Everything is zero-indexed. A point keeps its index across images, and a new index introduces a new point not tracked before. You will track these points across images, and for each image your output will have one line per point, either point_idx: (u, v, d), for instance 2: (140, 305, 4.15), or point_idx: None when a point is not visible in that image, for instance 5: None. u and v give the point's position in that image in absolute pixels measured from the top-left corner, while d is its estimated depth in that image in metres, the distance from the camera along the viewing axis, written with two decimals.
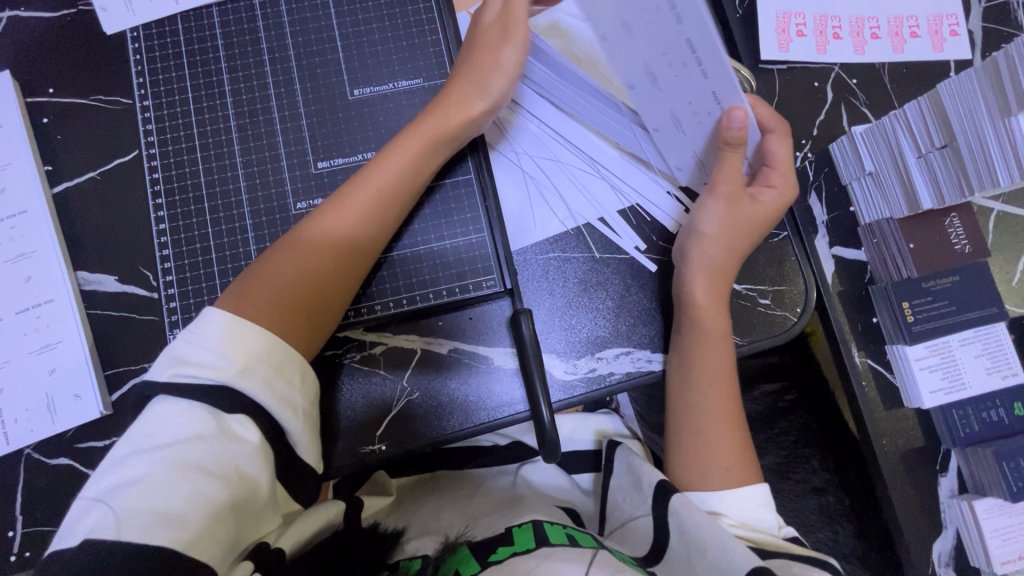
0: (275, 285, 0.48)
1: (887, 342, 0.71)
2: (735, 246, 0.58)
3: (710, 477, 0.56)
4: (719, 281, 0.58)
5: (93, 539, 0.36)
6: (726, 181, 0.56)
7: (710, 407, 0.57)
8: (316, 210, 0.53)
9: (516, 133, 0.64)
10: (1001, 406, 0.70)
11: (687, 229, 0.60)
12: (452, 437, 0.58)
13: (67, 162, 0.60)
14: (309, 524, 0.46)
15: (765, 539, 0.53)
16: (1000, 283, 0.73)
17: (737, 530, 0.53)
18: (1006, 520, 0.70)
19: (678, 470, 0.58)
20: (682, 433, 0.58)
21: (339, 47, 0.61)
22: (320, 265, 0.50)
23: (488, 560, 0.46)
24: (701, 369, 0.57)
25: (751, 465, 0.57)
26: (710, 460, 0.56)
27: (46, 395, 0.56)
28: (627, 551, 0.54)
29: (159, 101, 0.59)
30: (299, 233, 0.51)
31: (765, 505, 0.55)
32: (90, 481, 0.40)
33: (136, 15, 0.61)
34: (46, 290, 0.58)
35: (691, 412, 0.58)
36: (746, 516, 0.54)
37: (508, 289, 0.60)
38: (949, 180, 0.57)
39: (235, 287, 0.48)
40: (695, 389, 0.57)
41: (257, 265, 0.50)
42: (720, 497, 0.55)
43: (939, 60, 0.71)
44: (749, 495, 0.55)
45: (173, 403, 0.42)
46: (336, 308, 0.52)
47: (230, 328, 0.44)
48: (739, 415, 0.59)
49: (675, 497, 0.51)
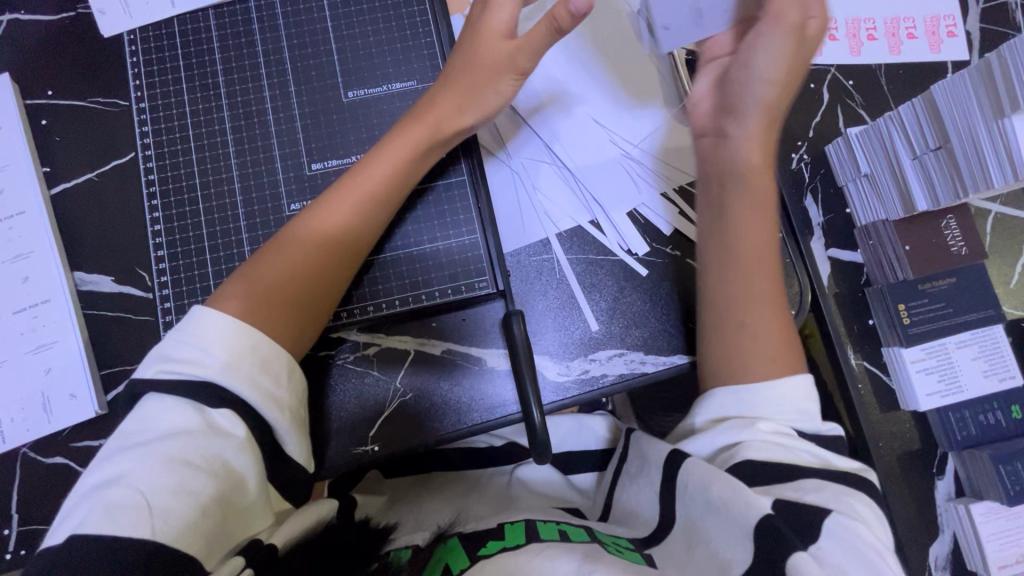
0: (260, 284, 0.48)
1: (883, 344, 0.70)
2: (783, 98, 0.58)
3: (754, 369, 0.51)
4: (757, 176, 0.56)
5: (75, 536, 0.35)
6: (787, 10, 0.54)
7: (761, 292, 0.54)
8: (312, 214, 0.52)
9: (511, 135, 0.64)
10: (999, 409, 0.69)
11: (732, 82, 0.58)
12: (445, 438, 0.58)
13: (65, 163, 0.61)
14: (306, 514, 0.46)
15: (793, 460, 0.46)
16: (998, 285, 0.73)
17: (768, 429, 0.48)
18: (1003, 524, 0.69)
19: (716, 379, 0.53)
20: (723, 326, 0.54)
21: (333, 49, 0.61)
22: (304, 262, 0.50)
23: (477, 555, 0.45)
24: (744, 245, 0.55)
25: (795, 355, 0.53)
26: (754, 351, 0.52)
27: (42, 394, 0.57)
28: (629, 536, 0.50)
29: (155, 103, 0.60)
30: (284, 233, 0.51)
31: (808, 397, 0.50)
32: (78, 486, 0.39)
33: (133, 18, 0.61)
34: (42, 290, 0.58)
35: (740, 300, 0.54)
36: (776, 412, 0.49)
37: (501, 291, 0.60)
38: (943, 181, 0.57)
39: (226, 285, 0.49)
40: (746, 269, 0.55)
41: (259, 270, 0.49)
42: (748, 402, 0.50)
43: (937, 61, 0.71)
44: (790, 385, 0.50)
45: (160, 401, 0.42)
46: (325, 303, 0.52)
47: (213, 325, 0.44)
48: (782, 299, 0.56)
49: (690, 463, 0.47)
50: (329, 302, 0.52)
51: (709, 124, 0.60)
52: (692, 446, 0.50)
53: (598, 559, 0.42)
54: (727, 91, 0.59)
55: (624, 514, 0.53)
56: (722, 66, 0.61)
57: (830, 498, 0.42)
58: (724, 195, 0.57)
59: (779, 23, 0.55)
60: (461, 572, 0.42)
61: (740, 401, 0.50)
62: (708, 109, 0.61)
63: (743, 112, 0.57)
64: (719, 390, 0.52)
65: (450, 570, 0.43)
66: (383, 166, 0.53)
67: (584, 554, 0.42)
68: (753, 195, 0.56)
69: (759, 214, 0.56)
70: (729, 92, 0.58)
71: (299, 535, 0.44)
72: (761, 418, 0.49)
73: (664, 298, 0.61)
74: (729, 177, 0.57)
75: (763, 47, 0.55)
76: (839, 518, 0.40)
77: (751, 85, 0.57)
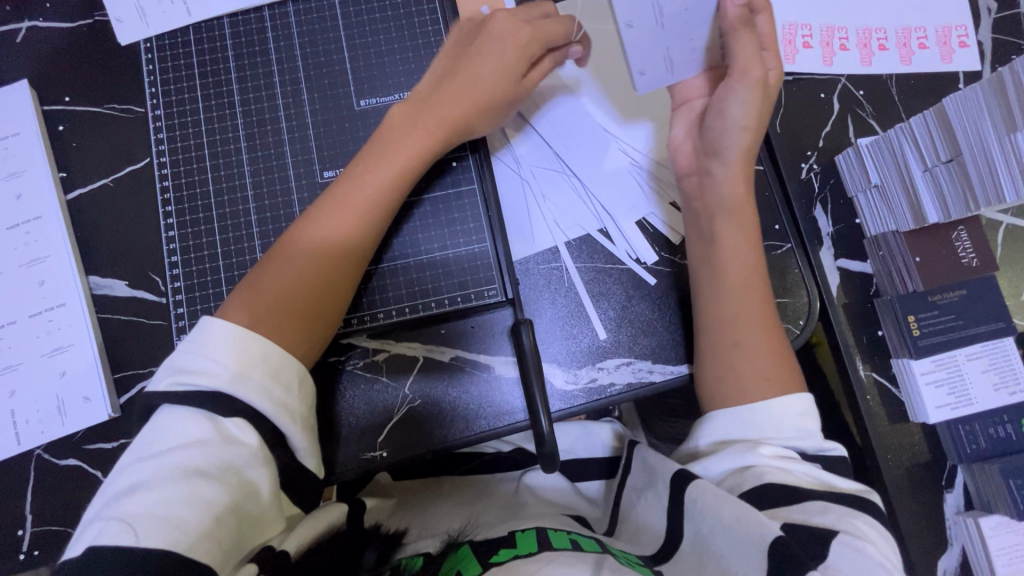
0: (265, 297, 0.48)
1: (892, 355, 0.70)
2: (757, 138, 0.57)
3: (748, 389, 0.53)
4: (739, 211, 0.57)
5: (97, 547, 0.36)
6: (749, 65, 0.53)
7: (752, 312, 0.55)
8: (310, 223, 0.51)
9: (521, 144, 0.65)
10: (1009, 422, 0.69)
11: (710, 129, 0.57)
12: (453, 445, 0.59)
13: (81, 169, 0.62)
14: (314, 522, 0.47)
15: (797, 482, 0.47)
16: (1009, 297, 0.72)
17: (768, 452, 0.49)
18: (1012, 538, 0.69)
19: (714, 403, 0.55)
20: (716, 346, 0.55)
21: (346, 58, 0.62)
22: (310, 274, 0.50)
23: (490, 562, 0.45)
24: (734, 269, 0.56)
25: (791, 372, 0.54)
26: (748, 370, 0.54)
27: (57, 397, 0.58)
28: (632, 550, 0.50)
29: (170, 110, 0.61)
30: (286, 244, 0.50)
31: (805, 414, 0.52)
32: (99, 494, 0.40)
33: (149, 26, 0.62)
34: (59, 294, 0.59)
35: (730, 321, 0.55)
36: (772, 430, 0.51)
37: (510, 299, 0.60)
38: (955, 194, 0.57)
39: (233, 297, 0.49)
40: (736, 292, 0.56)
41: (263, 280, 0.49)
42: (748, 423, 0.51)
43: (948, 71, 0.70)
44: (790, 404, 0.52)
45: (174, 413, 0.43)
46: (331, 314, 0.51)
47: (222, 336, 0.45)
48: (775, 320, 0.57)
49: (692, 485, 0.47)
50: (336, 315, 0.52)
51: (693, 164, 0.60)
52: (698, 467, 0.51)
53: (607, 568, 0.42)
54: (706, 135, 0.58)
55: (633, 528, 0.53)
56: (695, 112, 0.60)
57: (838, 519, 0.43)
58: (711, 224, 0.57)
59: (738, 72, 0.53)
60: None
61: (742, 422, 0.52)
62: (691, 151, 0.60)
63: (724, 153, 0.57)
64: (719, 413, 0.53)
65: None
66: (384, 174, 0.52)
67: (594, 563, 0.42)
68: (740, 222, 0.57)
69: (745, 240, 0.57)
70: (708, 136, 0.58)
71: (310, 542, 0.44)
72: (763, 441, 0.50)
73: (672, 308, 0.62)
74: (717, 209, 0.57)
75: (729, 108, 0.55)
76: (845, 538, 0.41)
77: (728, 134, 0.56)
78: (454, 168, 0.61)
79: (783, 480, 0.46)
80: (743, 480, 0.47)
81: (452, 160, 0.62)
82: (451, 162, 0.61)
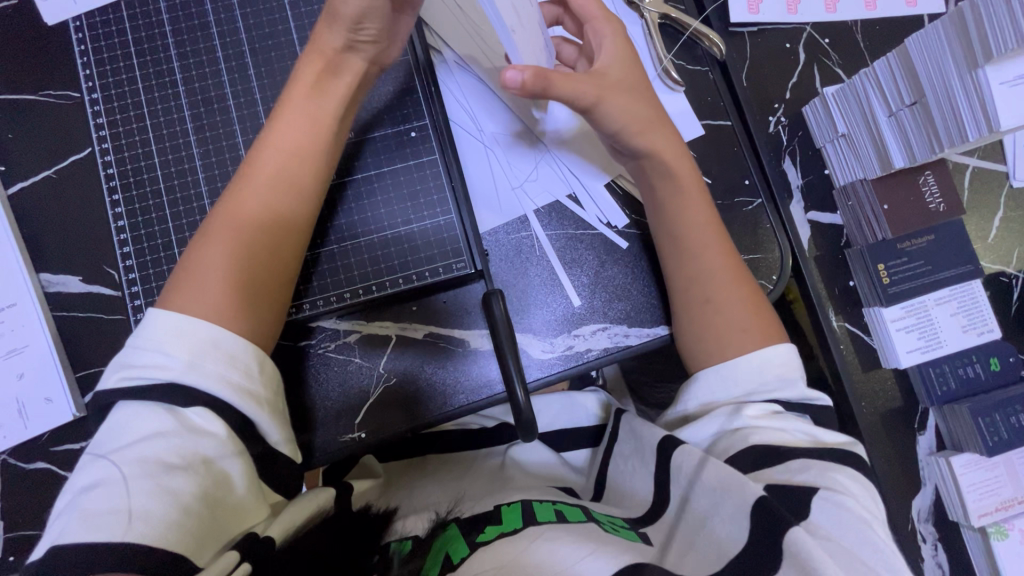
0: (208, 279, 0.45)
1: (864, 305, 0.71)
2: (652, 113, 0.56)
3: (727, 344, 0.53)
4: (677, 192, 0.56)
5: (58, 546, 0.35)
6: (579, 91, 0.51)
7: (718, 269, 0.55)
8: (231, 194, 0.49)
9: (482, 108, 0.63)
10: (979, 362, 0.71)
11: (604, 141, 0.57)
12: (430, 421, 0.58)
13: (20, 161, 0.58)
14: (299, 510, 0.44)
15: (784, 439, 0.47)
16: (977, 240, 0.73)
17: (752, 414, 0.49)
18: (982, 474, 0.71)
19: (698, 363, 0.55)
20: (688, 302, 0.55)
21: (293, 28, 0.59)
22: (255, 248, 0.48)
23: (476, 543, 0.43)
24: (687, 228, 0.56)
25: (771, 323, 0.55)
26: (732, 320, 0.54)
27: (17, 400, 0.56)
28: (620, 514, 0.50)
29: (107, 93, 0.57)
30: (217, 223, 0.48)
31: (789, 363, 0.52)
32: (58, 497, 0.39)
33: (79, 5, 0.58)
34: (8, 294, 0.57)
35: (694, 281, 0.55)
36: (755, 386, 0.51)
37: (480, 271, 0.58)
38: (919, 136, 0.57)
39: (168, 287, 0.46)
40: (723, 248, 0.56)
41: (192, 263, 0.46)
42: (732, 383, 0.52)
43: (913, 15, 0.70)
44: (772, 353, 0.52)
45: (128, 408, 0.41)
46: (280, 287, 0.49)
47: (163, 325, 0.43)
48: (743, 268, 0.57)
49: (679, 453, 0.47)
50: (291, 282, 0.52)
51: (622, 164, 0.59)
52: (686, 433, 0.51)
53: (593, 540, 0.42)
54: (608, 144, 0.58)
55: (619, 495, 0.53)
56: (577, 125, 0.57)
57: (818, 475, 0.43)
58: (659, 188, 0.56)
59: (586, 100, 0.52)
60: (462, 561, 0.40)
61: (726, 379, 0.52)
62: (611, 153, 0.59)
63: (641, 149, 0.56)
64: (703, 373, 0.53)
65: (451, 561, 0.40)
66: (291, 125, 0.51)
67: (580, 536, 0.42)
68: (682, 187, 0.56)
69: None
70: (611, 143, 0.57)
71: (295, 532, 0.41)
72: (747, 400, 0.51)
73: (645, 270, 0.61)
74: (661, 175, 0.56)
75: (614, 104, 0.53)
76: (825, 495, 0.42)
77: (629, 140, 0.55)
78: (414, 139, 0.60)
79: (771, 440, 0.46)
80: (731, 443, 0.48)
81: (411, 131, 0.60)
82: (410, 133, 0.60)
